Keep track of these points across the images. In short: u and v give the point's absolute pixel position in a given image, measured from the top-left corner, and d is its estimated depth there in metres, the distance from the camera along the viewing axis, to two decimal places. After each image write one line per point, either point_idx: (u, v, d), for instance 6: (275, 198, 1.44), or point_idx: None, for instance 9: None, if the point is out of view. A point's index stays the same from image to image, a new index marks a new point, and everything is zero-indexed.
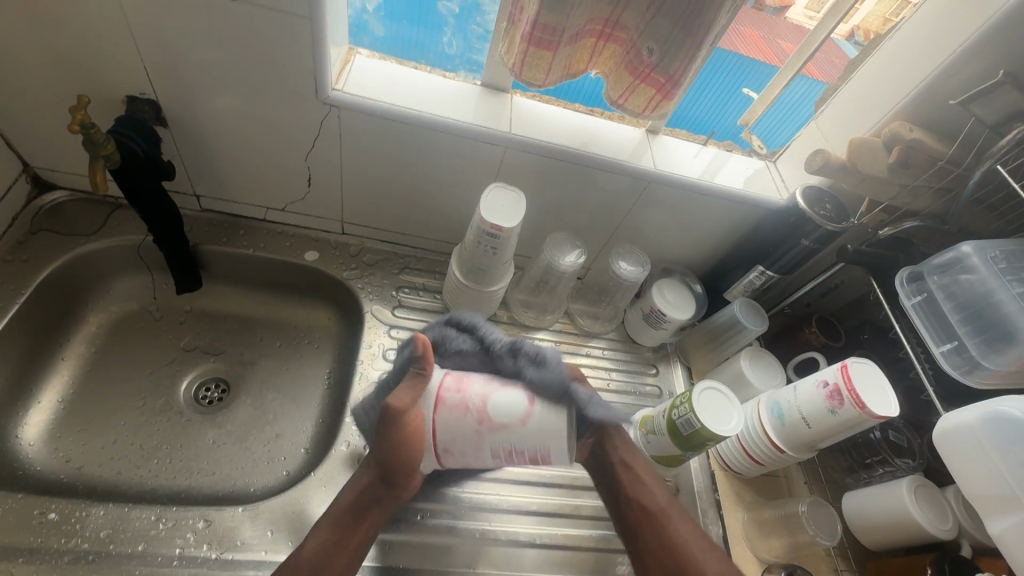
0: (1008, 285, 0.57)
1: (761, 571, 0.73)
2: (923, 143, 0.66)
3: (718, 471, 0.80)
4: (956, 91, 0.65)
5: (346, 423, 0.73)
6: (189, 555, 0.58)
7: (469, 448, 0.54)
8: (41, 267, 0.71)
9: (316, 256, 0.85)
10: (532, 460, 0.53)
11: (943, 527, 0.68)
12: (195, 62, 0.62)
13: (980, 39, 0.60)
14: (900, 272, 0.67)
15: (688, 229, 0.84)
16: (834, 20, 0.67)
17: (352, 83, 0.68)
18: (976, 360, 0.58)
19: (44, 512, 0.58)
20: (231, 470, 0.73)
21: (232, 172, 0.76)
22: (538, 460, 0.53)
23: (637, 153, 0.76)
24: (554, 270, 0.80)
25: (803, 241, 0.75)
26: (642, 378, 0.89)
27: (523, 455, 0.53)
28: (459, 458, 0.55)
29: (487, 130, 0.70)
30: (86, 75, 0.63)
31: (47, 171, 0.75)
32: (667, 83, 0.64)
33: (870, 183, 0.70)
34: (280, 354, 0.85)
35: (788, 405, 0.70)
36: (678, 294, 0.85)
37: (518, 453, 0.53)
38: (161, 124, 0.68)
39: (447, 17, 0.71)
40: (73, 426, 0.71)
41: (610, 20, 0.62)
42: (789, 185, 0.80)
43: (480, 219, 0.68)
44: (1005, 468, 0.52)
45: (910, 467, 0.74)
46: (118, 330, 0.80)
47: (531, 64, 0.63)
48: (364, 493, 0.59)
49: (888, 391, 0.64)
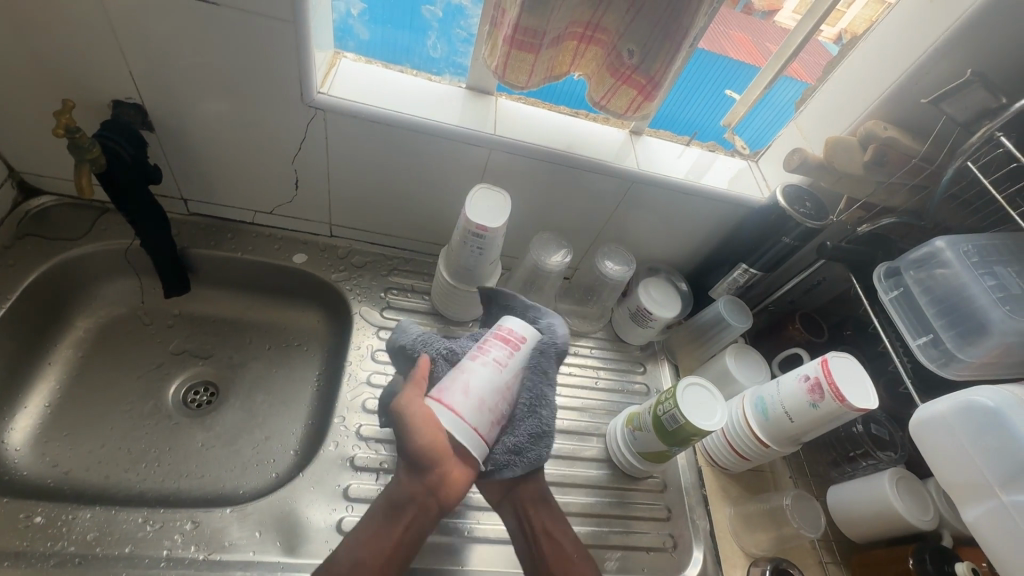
0: (980, 279, 0.58)
1: (747, 564, 0.74)
2: (896, 141, 0.67)
3: (705, 467, 0.81)
4: (929, 89, 0.66)
5: (335, 423, 0.73)
6: (177, 557, 0.59)
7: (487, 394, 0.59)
8: (27, 272, 0.71)
9: (304, 258, 0.85)
10: (503, 342, 0.62)
11: (924, 517, 0.69)
12: (181, 68, 0.62)
13: (947, 40, 0.62)
14: (878, 268, 0.68)
15: (673, 228, 0.85)
16: (812, 22, 0.69)
17: (337, 86, 0.68)
18: (951, 352, 0.59)
19: (30, 515, 0.58)
20: (219, 472, 0.73)
21: (219, 176, 0.77)
22: (508, 339, 0.63)
23: (621, 154, 0.77)
24: (541, 270, 0.81)
25: (784, 239, 0.77)
26: (630, 376, 0.90)
27: (488, 338, 0.63)
28: (454, 385, 0.58)
29: (472, 132, 0.71)
30: (71, 80, 0.63)
31: (33, 177, 0.75)
32: (648, 85, 0.65)
33: (847, 181, 0.71)
34: (269, 357, 0.85)
35: (772, 400, 0.71)
36: (664, 293, 0.86)
37: (485, 342, 0.63)
38: (147, 128, 0.68)
39: (431, 21, 0.72)
40: (59, 430, 0.71)
41: (591, 23, 0.63)
42: (770, 184, 0.82)
43: (465, 219, 0.68)
44: (977, 456, 0.54)
45: (892, 459, 0.75)
46: (106, 335, 0.80)
47: (512, 66, 0.63)
48: (397, 492, 0.59)
49: (866, 384, 0.65)
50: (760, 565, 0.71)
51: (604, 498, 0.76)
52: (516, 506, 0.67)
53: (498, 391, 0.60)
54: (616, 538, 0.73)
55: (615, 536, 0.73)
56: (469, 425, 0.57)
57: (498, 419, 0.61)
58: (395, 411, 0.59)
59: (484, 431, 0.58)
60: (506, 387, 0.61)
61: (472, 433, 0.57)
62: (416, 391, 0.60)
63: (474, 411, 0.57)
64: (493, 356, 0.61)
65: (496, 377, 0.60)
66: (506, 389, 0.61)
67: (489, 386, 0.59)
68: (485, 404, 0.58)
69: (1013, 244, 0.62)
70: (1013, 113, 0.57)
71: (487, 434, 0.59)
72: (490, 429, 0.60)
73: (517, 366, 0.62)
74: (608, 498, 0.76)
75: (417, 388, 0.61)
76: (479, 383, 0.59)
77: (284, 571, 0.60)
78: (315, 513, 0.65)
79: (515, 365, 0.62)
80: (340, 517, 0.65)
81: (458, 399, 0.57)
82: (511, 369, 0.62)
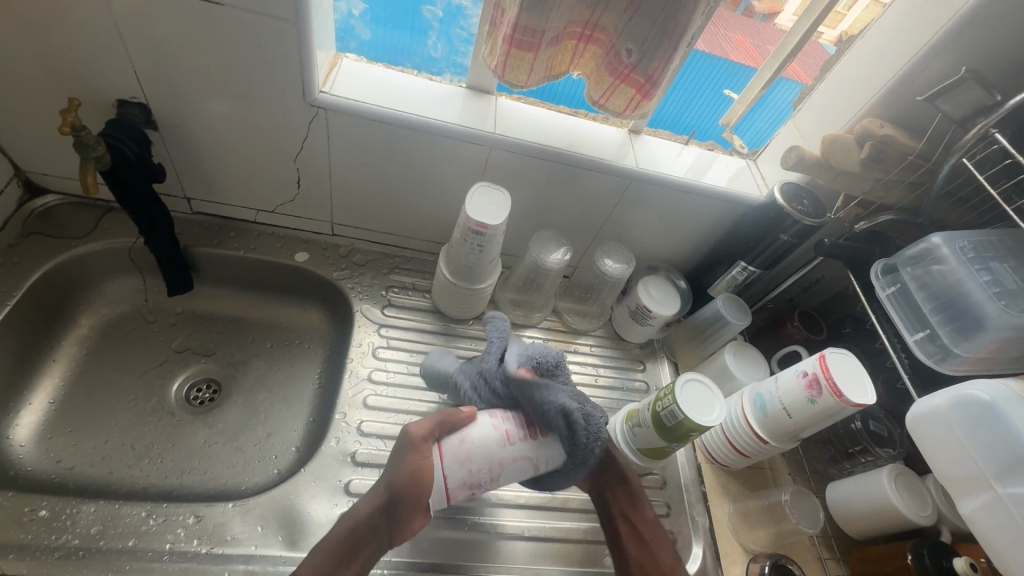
0: (977, 275, 0.58)
1: (747, 560, 0.74)
2: (893, 138, 0.68)
3: (705, 463, 0.82)
4: (923, 87, 0.67)
5: (336, 420, 0.73)
6: (180, 550, 0.59)
7: (481, 468, 0.56)
8: (33, 270, 0.72)
9: (306, 257, 0.86)
10: (525, 422, 0.58)
11: (922, 513, 0.69)
12: (184, 68, 0.63)
13: (942, 39, 0.63)
14: (876, 264, 0.69)
15: (673, 226, 0.86)
16: (809, 22, 0.69)
17: (338, 86, 0.69)
18: (948, 347, 0.59)
19: (35, 509, 0.58)
20: (221, 468, 0.74)
21: (222, 175, 0.77)
22: (531, 424, 0.58)
23: (620, 152, 0.77)
24: (540, 268, 0.82)
25: (782, 237, 0.77)
26: (630, 374, 0.90)
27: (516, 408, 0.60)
28: (462, 448, 0.56)
29: (472, 131, 0.71)
30: (78, 80, 0.64)
31: (38, 176, 0.76)
32: (647, 83, 0.65)
33: (844, 178, 0.72)
34: (270, 354, 0.86)
35: (770, 396, 0.72)
36: (663, 291, 0.86)
37: (512, 410, 0.60)
38: (152, 127, 0.69)
39: (431, 21, 0.73)
40: (64, 427, 0.72)
41: (589, 23, 0.63)
42: (768, 182, 0.82)
43: (466, 217, 0.69)
44: (974, 449, 0.54)
45: (890, 456, 0.76)
46: (109, 333, 0.81)
47: (512, 65, 0.64)
48: (363, 522, 0.54)
49: (865, 379, 0.66)
50: (760, 561, 0.71)
51: None
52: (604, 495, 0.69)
53: (503, 456, 0.56)
54: None
55: None
56: (444, 484, 0.55)
57: (474, 486, 0.57)
58: (411, 441, 0.54)
59: (453, 487, 0.55)
60: (501, 463, 0.57)
61: (442, 493, 0.55)
62: (429, 421, 0.56)
63: (457, 463, 0.55)
64: (507, 427, 0.57)
65: (498, 450, 0.56)
66: (539, 462, 0.58)
67: (487, 452, 0.56)
68: (471, 464, 0.56)
69: (1009, 240, 0.63)
70: (1007, 110, 0.57)
71: (453, 491, 0.56)
72: (456, 490, 0.56)
73: (526, 454, 0.57)
74: None
75: (435, 421, 0.56)
76: (478, 447, 0.56)
77: (286, 565, 0.61)
78: (317, 508, 0.65)
79: (523, 450, 0.57)
80: (340, 511, 0.66)
81: (453, 452, 0.55)
82: (517, 453, 0.57)
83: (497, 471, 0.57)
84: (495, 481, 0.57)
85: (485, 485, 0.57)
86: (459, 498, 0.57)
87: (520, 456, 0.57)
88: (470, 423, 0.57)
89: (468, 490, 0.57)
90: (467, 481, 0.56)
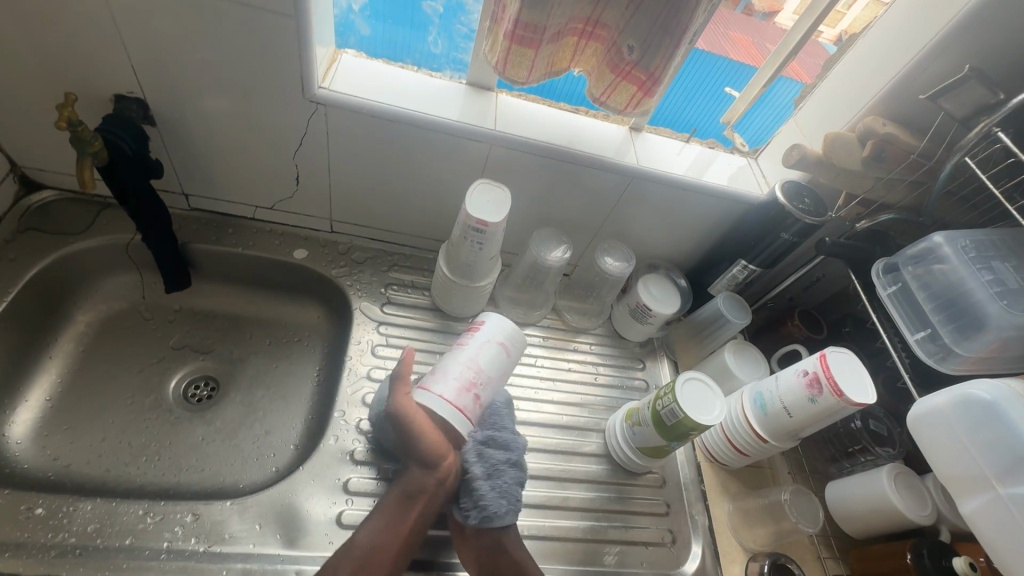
0: (978, 273, 0.58)
1: (746, 559, 0.74)
2: (895, 137, 0.67)
3: (704, 462, 0.82)
4: (926, 85, 0.66)
5: (335, 418, 0.73)
6: (177, 548, 0.59)
7: (461, 373, 0.63)
8: (29, 266, 0.72)
9: (305, 254, 0.86)
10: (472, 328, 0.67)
11: (921, 512, 0.69)
12: (181, 62, 0.63)
13: (945, 37, 0.63)
14: (877, 264, 0.68)
15: (674, 224, 0.85)
16: (810, 21, 0.69)
17: (338, 81, 0.69)
18: (949, 347, 0.59)
19: (31, 507, 0.58)
20: (219, 466, 0.73)
21: (220, 171, 0.77)
22: (477, 325, 0.67)
23: (621, 150, 0.77)
24: (540, 266, 0.81)
25: (783, 235, 0.77)
26: (629, 372, 0.90)
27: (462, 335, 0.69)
28: (433, 373, 0.64)
29: (472, 128, 0.71)
30: (74, 74, 0.63)
31: (35, 171, 0.76)
32: (648, 80, 0.65)
33: (846, 177, 0.72)
34: (269, 351, 0.86)
35: (771, 396, 0.72)
36: (663, 289, 0.86)
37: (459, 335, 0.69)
38: (149, 123, 0.69)
39: (431, 16, 0.72)
40: (61, 424, 0.71)
41: (591, 19, 0.63)
42: (770, 180, 0.82)
43: (466, 214, 0.69)
44: (974, 449, 0.54)
45: (890, 455, 0.76)
46: (106, 330, 0.80)
47: (513, 62, 0.64)
48: (410, 483, 0.62)
49: (865, 378, 0.65)
50: (759, 561, 0.72)
51: (604, 493, 0.76)
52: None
53: (466, 354, 0.64)
54: (616, 533, 0.73)
55: (614, 531, 0.73)
56: (447, 399, 0.61)
57: (471, 387, 0.63)
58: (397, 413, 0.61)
59: (454, 398, 0.61)
60: (473, 357, 0.64)
61: (457, 413, 0.61)
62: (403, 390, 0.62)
63: (439, 382, 0.62)
64: (459, 341, 0.67)
65: (461, 352, 0.65)
66: (501, 340, 0.66)
67: (454, 358, 0.64)
68: (453, 375, 0.63)
69: (1010, 239, 0.62)
70: (1010, 108, 0.57)
71: (460, 401, 0.61)
72: (461, 397, 0.62)
73: (484, 342, 0.66)
74: (608, 493, 0.76)
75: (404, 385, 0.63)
76: (446, 362, 0.64)
77: (285, 564, 0.60)
78: (316, 507, 0.65)
79: (484, 343, 0.65)
80: (339, 510, 0.66)
81: (433, 380, 0.63)
82: (478, 346, 0.65)
83: (476, 362, 0.64)
84: (480, 373, 0.64)
85: (478, 384, 0.63)
86: (472, 410, 0.62)
87: (484, 346, 0.65)
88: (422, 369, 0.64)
89: (470, 394, 0.62)
90: (459, 390, 0.62)
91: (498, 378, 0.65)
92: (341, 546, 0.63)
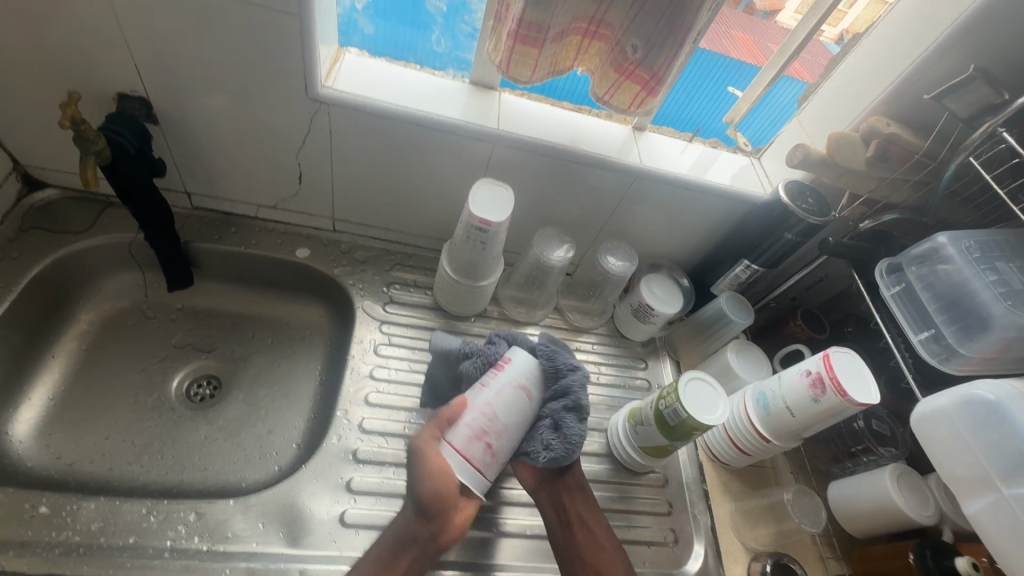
0: (983, 274, 0.58)
1: (748, 559, 0.74)
2: (900, 137, 0.67)
3: (706, 461, 0.82)
4: (931, 85, 0.66)
5: (337, 417, 0.73)
6: (181, 547, 0.59)
7: (478, 421, 0.60)
8: (32, 265, 0.72)
9: (307, 253, 0.86)
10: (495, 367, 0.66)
11: (923, 512, 0.69)
12: (184, 60, 0.62)
13: (950, 37, 0.62)
14: (880, 264, 0.68)
15: (677, 223, 0.85)
16: (814, 19, 0.69)
17: (341, 80, 0.69)
18: (953, 347, 0.59)
19: (34, 505, 0.58)
20: (222, 465, 0.73)
21: (223, 170, 0.77)
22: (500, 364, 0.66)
23: (623, 149, 0.77)
24: (543, 265, 0.81)
25: (786, 235, 0.77)
26: (631, 372, 0.90)
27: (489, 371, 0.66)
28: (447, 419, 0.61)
29: (475, 127, 0.71)
30: (77, 72, 0.63)
31: (37, 170, 0.76)
32: (652, 80, 0.65)
33: (850, 176, 0.72)
34: (271, 350, 0.86)
35: (773, 395, 0.72)
36: (665, 289, 0.86)
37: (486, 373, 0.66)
38: (152, 121, 0.69)
39: (434, 15, 0.72)
40: (64, 423, 0.71)
41: (595, 18, 0.63)
42: (773, 180, 0.82)
43: (469, 213, 0.69)
44: (978, 450, 0.54)
45: (893, 455, 0.76)
46: (109, 328, 0.80)
47: (516, 61, 0.64)
48: (402, 531, 0.60)
49: (868, 378, 0.65)
50: (762, 560, 0.72)
51: (606, 493, 0.76)
52: (556, 498, 0.68)
53: (484, 398, 0.62)
54: (617, 532, 0.73)
55: (616, 530, 0.73)
56: (455, 447, 0.59)
57: (482, 435, 0.60)
58: (417, 452, 0.60)
59: (460, 446, 0.59)
60: (489, 404, 0.62)
61: (472, 469, 0.59)
62: (431, 429, 0.61)
63: (455, 432, 0.60)
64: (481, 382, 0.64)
65: (478, 397, 0.62)
66: (524, 383, 0.64)
67: (473, 401, 0.62)
68: (470, 423, 0.60)
69: (1014, 240, 0.62)
70: (1015, 109, 0.57)
71: (468, 450, 0.59)
72: (469, 447, 0.59)
73: (503, 384, 0.63)
74: (609, 493, 0.76)
75: (435, 426, 0.61)
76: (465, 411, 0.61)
77: (288, 563, 0.60)
78: (318, 506, 0.65)
79: (501, 384, 0.63)
80: (342, 509, 0.66)
81: (457, 431, 0.60)
82: (496, 389, 0.63)
83: (490, 411, 0.61)
84: (496, 423, 0.61)
85: (492, 432, 0.60)
86: (484, 462, 0.60)
87: (504, 387, 0.63)
88: (464, 411, 0.61)
89: (480, 443, 0.60)
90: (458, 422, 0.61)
91: (516, 424, 0.63)
92: (343, 545, 0.63)
